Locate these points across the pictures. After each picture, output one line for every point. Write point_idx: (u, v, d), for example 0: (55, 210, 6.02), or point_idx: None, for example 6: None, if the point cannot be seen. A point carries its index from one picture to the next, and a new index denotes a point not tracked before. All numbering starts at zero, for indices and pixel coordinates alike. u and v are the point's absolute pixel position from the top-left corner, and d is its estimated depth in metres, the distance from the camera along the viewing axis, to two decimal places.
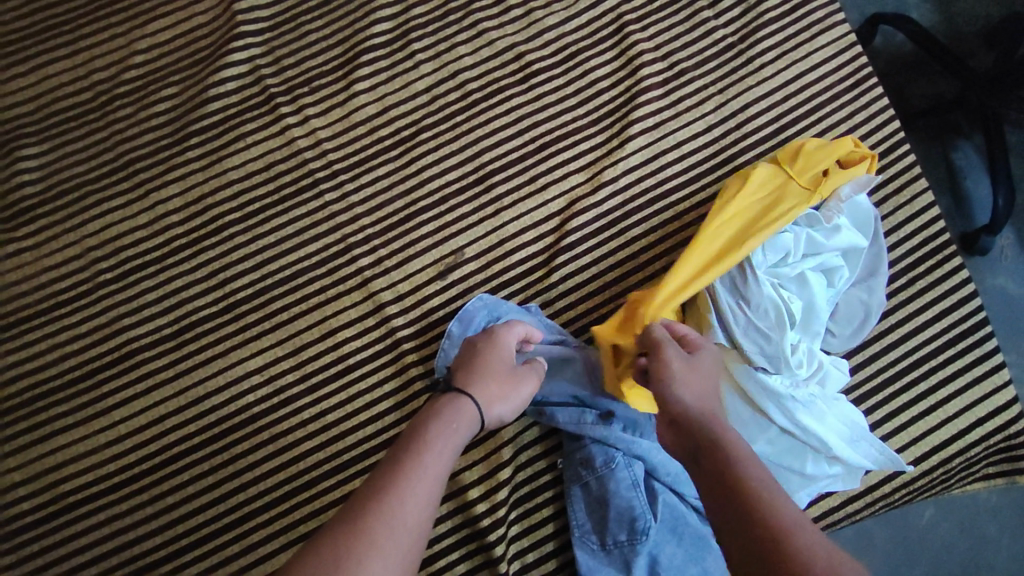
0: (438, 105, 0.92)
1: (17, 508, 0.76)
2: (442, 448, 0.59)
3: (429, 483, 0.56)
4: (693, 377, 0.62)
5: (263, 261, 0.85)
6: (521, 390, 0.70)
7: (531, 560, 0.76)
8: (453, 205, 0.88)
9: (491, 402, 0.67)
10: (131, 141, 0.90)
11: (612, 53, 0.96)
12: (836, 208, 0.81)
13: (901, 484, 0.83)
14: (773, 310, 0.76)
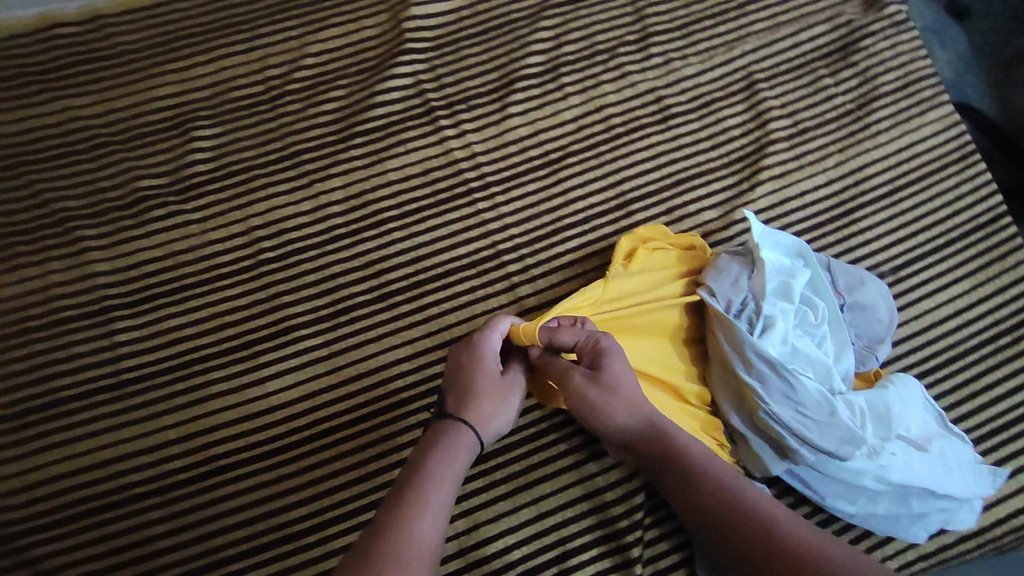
0: (584, 133, 0.99)
1: (170, 464, 0.79)
2: (455, 457, 0.67)
3: (449, 485, 0.65)
4: (628, 391, 0.73)
5: (419, 258, 0.91)
6: (511, 398, 0.74)
7: (666, 565, 0.80)
8: (596, 225, 0.95)
9: (484, 421, 0.71)
10: (298, 133, 0.96)
11: (743, 106, 1.03)
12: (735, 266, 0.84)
13: (1012, 529, 0.85)
14: (814, 403, 0.75)
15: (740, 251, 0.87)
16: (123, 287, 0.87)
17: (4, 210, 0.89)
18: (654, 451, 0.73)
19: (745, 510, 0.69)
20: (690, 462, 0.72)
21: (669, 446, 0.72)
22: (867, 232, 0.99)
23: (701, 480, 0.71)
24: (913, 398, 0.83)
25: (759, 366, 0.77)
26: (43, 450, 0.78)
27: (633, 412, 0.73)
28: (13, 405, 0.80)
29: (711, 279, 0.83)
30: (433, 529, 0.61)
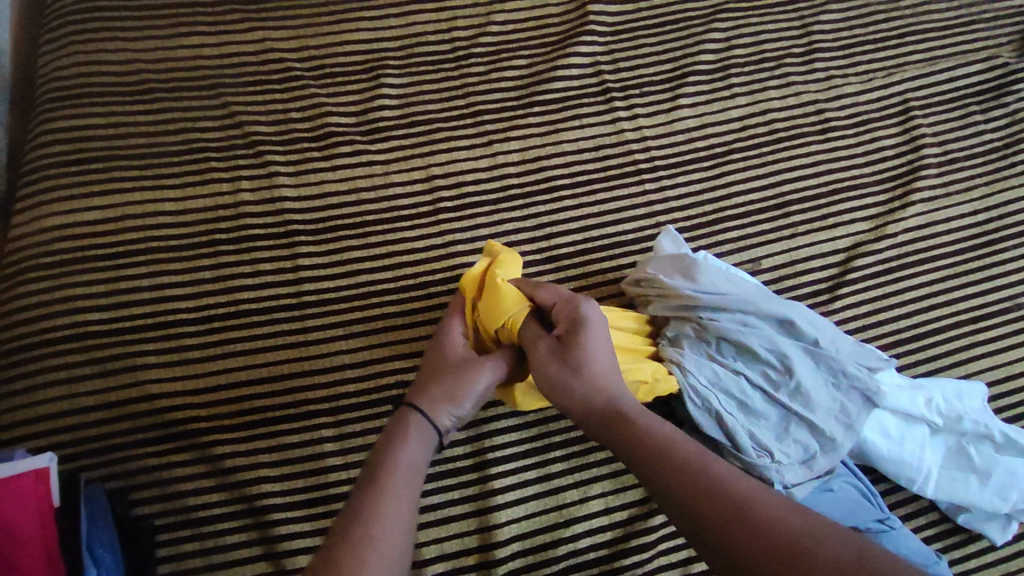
0: (748, 133, 1.03)
1: (342, 388, 0.81)
2: (406, 443, 0.60)
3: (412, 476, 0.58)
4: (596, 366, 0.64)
5: (587, 227, 0.94)
6: (474, 383, 0.66)
7: None
8: (755, 221, 0.98)
9: (434, 403, 0.64)
10: (481, 94, 0.99)
11: (898, 129, 1.07)
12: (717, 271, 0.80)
13: None
14: (865, 355, 0.80)
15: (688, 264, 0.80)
16: (307, 213, 0.89)
17: (199, 126, 0.92)
18: (601, 427, 0.62)
19: (692, 477, 0.55)
20: (640, 435, 0.59)
21: (618, 419, 0.61)
22: (1010, 264, 1.01)
23: (646, 448, 0.58)
24: (973, 393, 0.86)
25: (784, 341, 0.76)
26: (225, 356, 0.80)
27: (585, 386, 0.63)
28: (199, 312, 0.82)
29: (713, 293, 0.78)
30: (402, 520, 0.54)
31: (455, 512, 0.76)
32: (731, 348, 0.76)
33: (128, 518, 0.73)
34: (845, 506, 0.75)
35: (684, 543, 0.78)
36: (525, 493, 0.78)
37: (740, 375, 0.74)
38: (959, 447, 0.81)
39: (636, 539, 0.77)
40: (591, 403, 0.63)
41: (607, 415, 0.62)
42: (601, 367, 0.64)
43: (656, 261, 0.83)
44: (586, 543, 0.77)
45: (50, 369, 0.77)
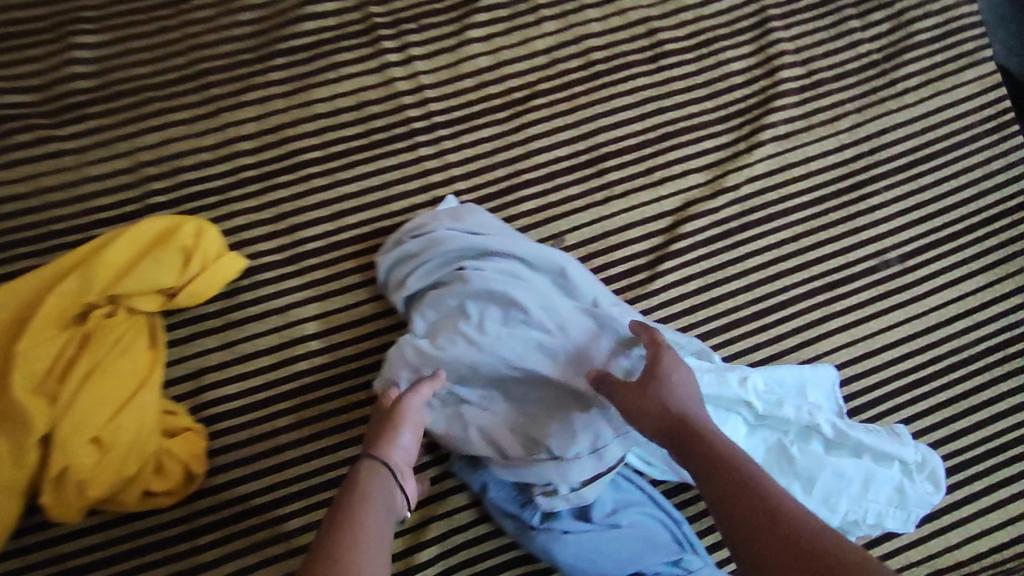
0: (557, 69, 0.82)
1: None
2: (370, 500, 0.51)
3: (381, 528, 0.50)
4: (683, 395, 0.57)
5: (339, 213, 0.76)
6: (414, 409, 0.59)
7: None
8: (560, 184, 0.79)
9: (383, 440, 0.56)
10: (205, 47, 0.78)
11: (750, 48, 0.87)
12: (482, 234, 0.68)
13: (992, 564, 0.76)
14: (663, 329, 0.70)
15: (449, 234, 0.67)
16: None
17: None
18: (672, 441, 0.55)
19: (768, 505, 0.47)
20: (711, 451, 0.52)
21: (692, 437, 0.54)
22: (878, 211, 0.85)
23: (716, 463, 0.52)
24: (823, 382, 0.74)
25: (565, 304, 0.65)
26: None
27: (656, 406, 0.57)
28: None
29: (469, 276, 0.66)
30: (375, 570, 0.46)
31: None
32: (495, 319, 0.64)
33: None
34: (632, 547, 0.63)
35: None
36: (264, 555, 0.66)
37: (504, 352, 0.62)
38: (781, 447, 0.68)
39: None
40: (672, 421, 0.56)
41: (677, 434, 0.55)
42: (689, 398, 0.57)
43: (422, 220, 0.70)
44: None
45: None
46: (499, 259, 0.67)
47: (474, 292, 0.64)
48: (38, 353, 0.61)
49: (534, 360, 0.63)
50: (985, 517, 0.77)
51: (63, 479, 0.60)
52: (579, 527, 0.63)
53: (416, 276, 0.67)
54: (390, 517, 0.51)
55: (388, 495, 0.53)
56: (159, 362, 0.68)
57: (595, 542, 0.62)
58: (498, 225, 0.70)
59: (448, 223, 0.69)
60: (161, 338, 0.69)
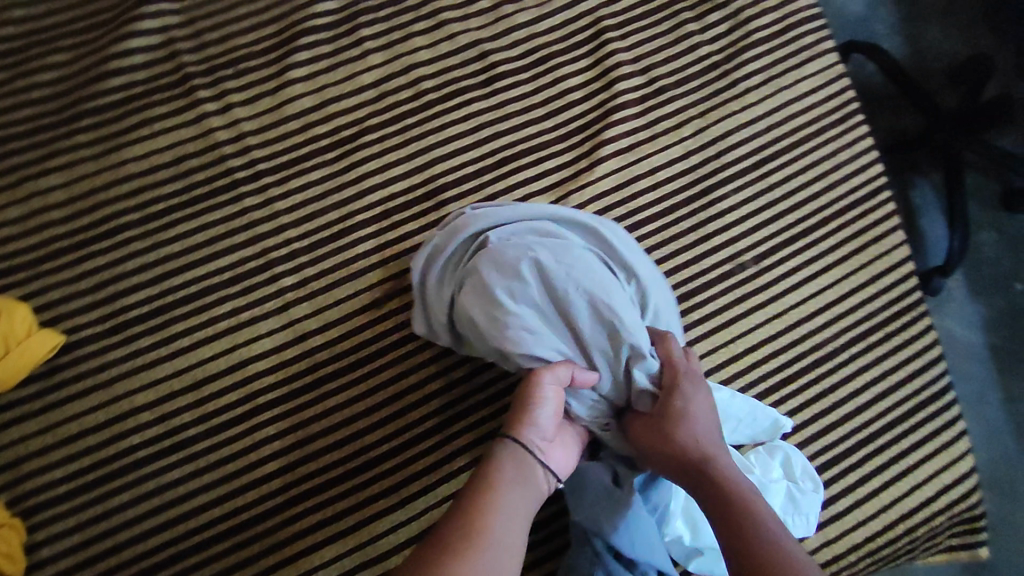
0: (387, 102, 0.80)
1: None
2: (510, 477, 0.53)
3: (516, 511, 0.51)
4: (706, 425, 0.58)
5: (160, 274, 0.71)
6: (555, 389, 0.57)
7: None
8: (397, 222, 0.76)
9: (524, 419, 0.56)
10: (5, 115, 0.74)
11: (586, 61, 0.86)
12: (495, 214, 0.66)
13: (868, 553, 0.75)
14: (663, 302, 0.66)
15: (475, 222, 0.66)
16: None
17: None
18: (681, 476, 0.56)
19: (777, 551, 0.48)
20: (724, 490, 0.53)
21: (705, 477, 0.54)
22: (729, 214, 0.84)
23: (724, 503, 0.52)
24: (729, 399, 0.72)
25: (589, 263, 0.62)
26: None
27: (670, 439, 0.57)
28: None
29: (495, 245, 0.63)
30: (507, 548, 0.47)
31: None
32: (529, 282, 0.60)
33: None
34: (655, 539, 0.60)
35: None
36: None
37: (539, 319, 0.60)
38: None
39: None
40: (687, 455, 0.56)
41: (689, 473, 0.55)
42: (705, 431, 0.57)
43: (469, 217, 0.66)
44: None
45: None
46: (522, 229, 0.65)
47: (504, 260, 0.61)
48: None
49: (576, 323, 0.59)
50: (858, 508, 0.76)
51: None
52: (632, 498, 0.60)
53: (442, 262, 0.65)
54: (527, 501, 0.52)
55: (524, 477, 0.53)
56: None
57: (635, 519, 0.59)
58: (511, 210, 0.66)
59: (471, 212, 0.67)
60: None
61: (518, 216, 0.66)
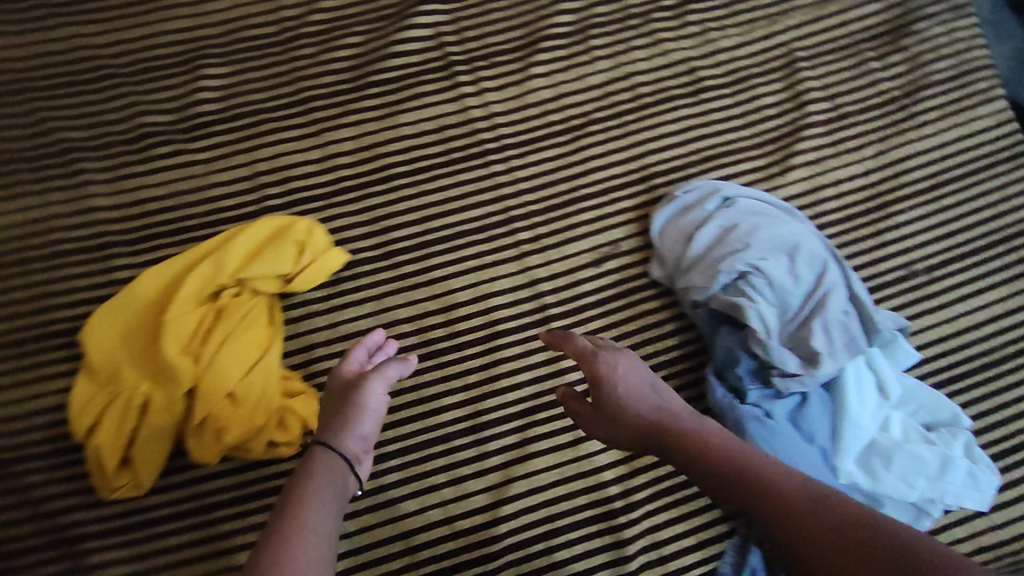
0: (609, 101, 0.94)
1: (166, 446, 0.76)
2: (320, 481, 0.56)
3: (329, 509, 0.55)
4: (641, 399, 0.65)
5: (425, 217, 0.88)
6: (372, 396, 0.63)
7: (669, 554, 0.76)
8: (615, 198, 0.90)
9: (340, 429, 0.60)
10: (311, 79, 0.91)
11: (780, 84, 0.97)
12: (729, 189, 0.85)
13: None
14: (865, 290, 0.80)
15: (711, 191, 0.86)
16: (124, 226, 0.85)
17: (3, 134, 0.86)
18: (662, 449, 0.64)
19: (759, 493, 0.57)
20: (696, 449, 0.62)
21: (674, 443, 0.63)
22: (904, 228, 0.92)
23: (707, 462, 0.61)
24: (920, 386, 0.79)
25: (796, 237, 0.80)
26: (37, 379, 0.79)
27: (632, 426, 0.65)
28: (8, 334, 0.80)
29: (722, 210, 0.83)
30: (325, 532, 0.52)
31: None
32: (742, 235, 0.80)
33: None
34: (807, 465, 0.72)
35: (535, 554, 0.74)
36: (356, 507, 0.74)
37: (747, 257, 0.78)
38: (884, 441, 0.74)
39: (480, 551, 0.74)
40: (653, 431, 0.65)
41: (663, 444, 0.64)
42: (646, 400, 0.65)
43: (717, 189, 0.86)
44: (426, 556, 0.73)
45: None
46: (746, 203, 0.84)
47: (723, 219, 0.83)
48: (185, 324, 0.76)
49: (775, 270, 0.77)
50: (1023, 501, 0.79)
51: (206, 424, 0.73)
52: (778, 424, 0.73)
53: (679, 216, 0.86)
54: (339, 500, 0.56)
55: (334, 471, 0.58)
56: (276, 336, 0.80)
57: (784, 441, 0.73)
58: (739, 188, 0.86)
59: (710, 186, 0.86)
60: (278, 318, 0.81)
61: (741, 193, 0.85)
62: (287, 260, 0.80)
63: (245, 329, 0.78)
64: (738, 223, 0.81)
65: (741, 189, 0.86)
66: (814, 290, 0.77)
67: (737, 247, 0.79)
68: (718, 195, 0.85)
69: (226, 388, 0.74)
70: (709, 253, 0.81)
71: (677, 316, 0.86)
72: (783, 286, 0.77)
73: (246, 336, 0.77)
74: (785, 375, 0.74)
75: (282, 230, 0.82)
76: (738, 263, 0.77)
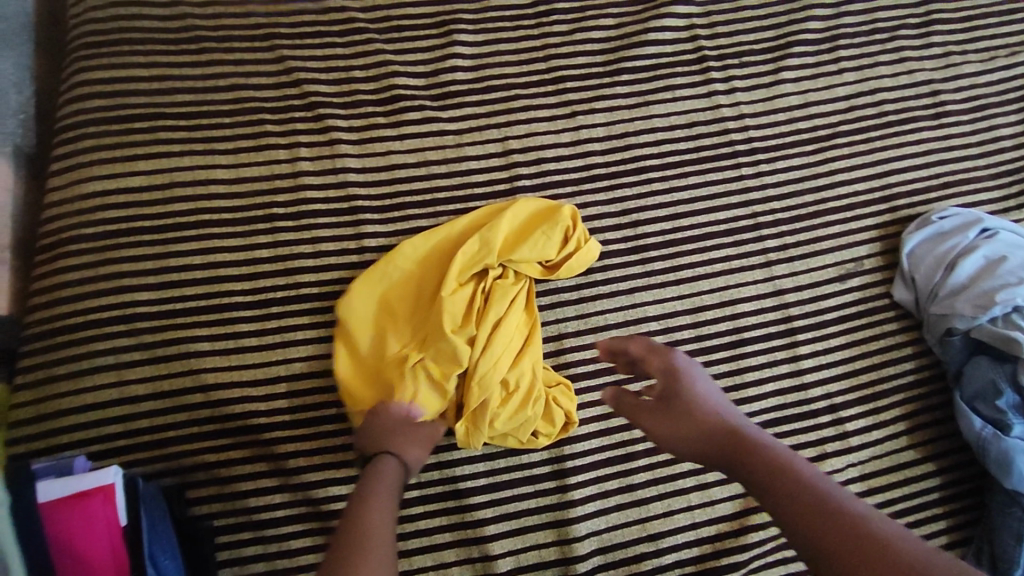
0: (855, 115, 0.93)
1: None
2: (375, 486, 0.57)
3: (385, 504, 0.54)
4: (709, 405, 0.60)
5: (676, 214, 0.86)
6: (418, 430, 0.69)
7: None
8: (859, 214, 0.89)
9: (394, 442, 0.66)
10: (565, 58, 0.88)
11: (1017, 117, 0.96)
12: (988, 219, 0.84)
13: None
14: None
15: (968, 219, 0.85)
16: (371, 188, 0.81)
17: (251, 82, 0.82)
18: (726, 458, 0.56)
19: (823, 510, 0.48)
20: (760, 455, 0.54)
21: (750, 452, 0.55)
22: None
23: (780, 479, 0.51)
24: None
25: None
26: (285, 345, 0.75)
27: (702, 426, 0.58)
28: (256, 294, 0.76)
29: (984, 240, 0.83)
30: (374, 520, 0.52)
31: (536, 523, 0.75)
32: (1011, 269, 0.80)
33: (188, 518, 0.69)
34: None
35: (780, 561, 0.77)
36: (606, 505, 0.76)
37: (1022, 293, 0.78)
38: None
39: (726, 557, 0.76)
40: (716, 435, 0.57)
41: (731, 451, 0.56)
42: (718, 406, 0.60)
43: (974, 218, 0.85)
44: (673, 560, 0.75)
45: (91, 354, 0.72)
46: (1007, 235, 0.83)
47: (987, 250, 0.82)
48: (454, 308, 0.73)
49: None
50: None
51: (478, 413, 0.71)
52: None
53: (932, 241, 0.85)
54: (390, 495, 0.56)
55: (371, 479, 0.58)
56: (537, 324, 0.78)
57: None
58: (997, 219, 0.85)
59: (966, 213, 0.86)
60: (535, 305, 0.79)
61: (999, 224, 0.84)
62: (556, 246, 0.78)
63: (511, 314, 0.75)
64: (1006, 254, 0.81)
65: (1000, 221, 0.85)
66: None
67: (1008, 281, 0.79)
68: (980, 225, 0.84)
69: (499, 378, 0.72)
70: (975, 281, 0.80)
71: (915, 341, 0.86)
72: None
73: (512, 323, 0.75)
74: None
75: (548, 213, 0.80)
76: (1015, 296, 0.77)
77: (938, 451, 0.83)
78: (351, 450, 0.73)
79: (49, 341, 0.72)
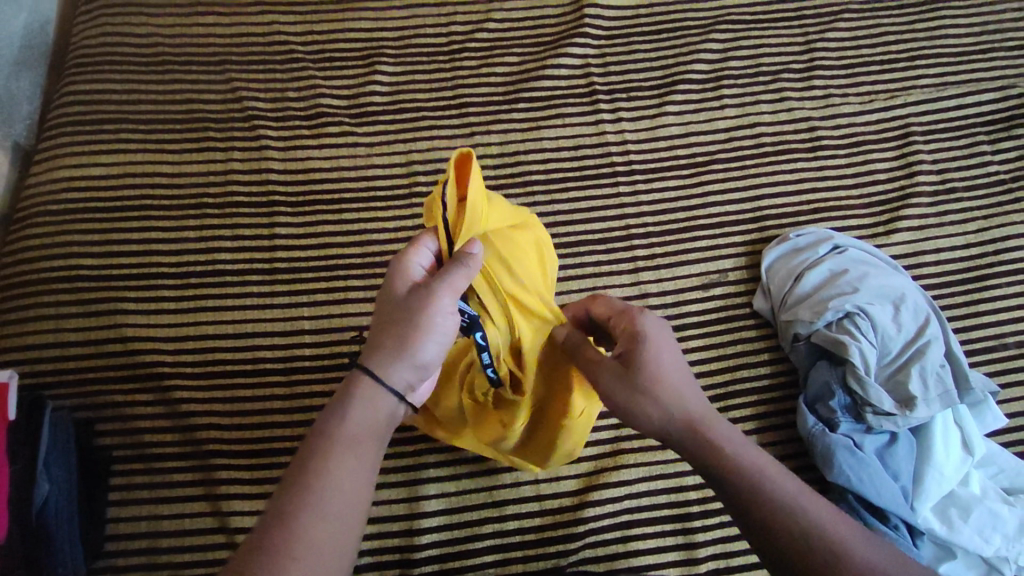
0: (733, 145, 1.03)
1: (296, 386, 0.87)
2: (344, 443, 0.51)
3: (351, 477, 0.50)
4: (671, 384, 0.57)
5: (554, 222, 0.97)
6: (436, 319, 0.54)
7: (735, 563, 0.85)
8: (728, 232, 0.98)
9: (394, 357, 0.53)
10: (470, 87, 1.02)
11: (894, 153, 1.04)
12: (838, 238, 0.93)
13: None
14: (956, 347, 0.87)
15: (820, 238, 0.94)
16: (289, 186, 0.96)
17: (202, 98, 0.99)
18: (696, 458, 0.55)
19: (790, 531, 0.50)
20: (729, 465, 0.53)
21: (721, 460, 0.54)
22: (997, 302, 0.96)
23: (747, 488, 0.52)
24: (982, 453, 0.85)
25: (900, 289, 0.88)
26: (198, 311, 0.90)
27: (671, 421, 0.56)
28: (181, 267, 0.91)
29: (832, 255, 0.91)
30: (337, 517, 0.48)
31: (396, 480, 0.86)
32: (851, 279, 0.87)
33: (91, 447, 0.83)
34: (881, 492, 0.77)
35: (611, 538, 0.85)
36: (456, 472, 0.87)
37: (857, 301, 0.85)
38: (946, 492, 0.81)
39: (563, 528, 0.85)
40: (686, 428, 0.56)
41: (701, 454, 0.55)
42: (682, 392, 0.57)
43: (827, 237, 0.94)
44: (512, 526, 0.85)
45: (40, 305, 0.88)
46: (855, 253, 0.91)
47: (832, 264, 0.90)
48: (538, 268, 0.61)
49: (881, 315, 0.85)
50: None
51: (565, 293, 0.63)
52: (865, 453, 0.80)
53: (790, 256, 0.94)
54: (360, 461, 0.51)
55: (374, 421, 0.53)
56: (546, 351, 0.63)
57: (866, 467, 0.79)
58: (848, 238, 0.93)
59: (819, 232, 0.95)
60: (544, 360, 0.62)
61: (849, 243, 0.93)
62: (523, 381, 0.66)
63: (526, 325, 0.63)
64: (848, 268, 0.89)
65: (852, 240, 0.93)
66: (915, 338, 0.84)
67: (846, 289, 0.86)
68: (829, 242, 0.92)
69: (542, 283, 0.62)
70: (817, 290, 0.88)
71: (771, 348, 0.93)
72: (886, 330, 0.84)
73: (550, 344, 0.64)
74: (878, 412, 0.81)
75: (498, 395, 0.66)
76: (845, 302, 0.84)
77: (781, 450, 0.88)
78: (239, 403, 0.86)
79: (9, 294, 0.88)
